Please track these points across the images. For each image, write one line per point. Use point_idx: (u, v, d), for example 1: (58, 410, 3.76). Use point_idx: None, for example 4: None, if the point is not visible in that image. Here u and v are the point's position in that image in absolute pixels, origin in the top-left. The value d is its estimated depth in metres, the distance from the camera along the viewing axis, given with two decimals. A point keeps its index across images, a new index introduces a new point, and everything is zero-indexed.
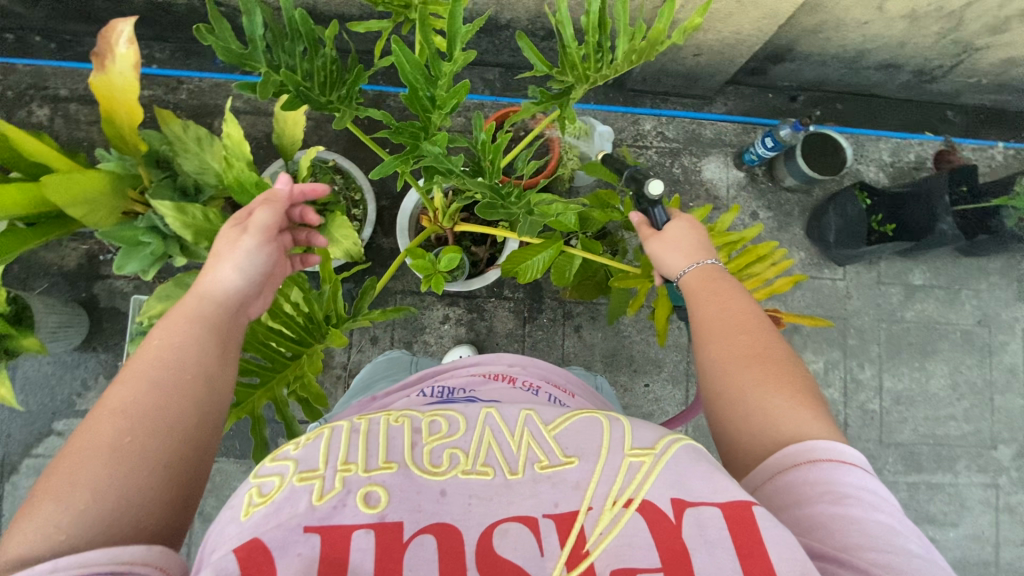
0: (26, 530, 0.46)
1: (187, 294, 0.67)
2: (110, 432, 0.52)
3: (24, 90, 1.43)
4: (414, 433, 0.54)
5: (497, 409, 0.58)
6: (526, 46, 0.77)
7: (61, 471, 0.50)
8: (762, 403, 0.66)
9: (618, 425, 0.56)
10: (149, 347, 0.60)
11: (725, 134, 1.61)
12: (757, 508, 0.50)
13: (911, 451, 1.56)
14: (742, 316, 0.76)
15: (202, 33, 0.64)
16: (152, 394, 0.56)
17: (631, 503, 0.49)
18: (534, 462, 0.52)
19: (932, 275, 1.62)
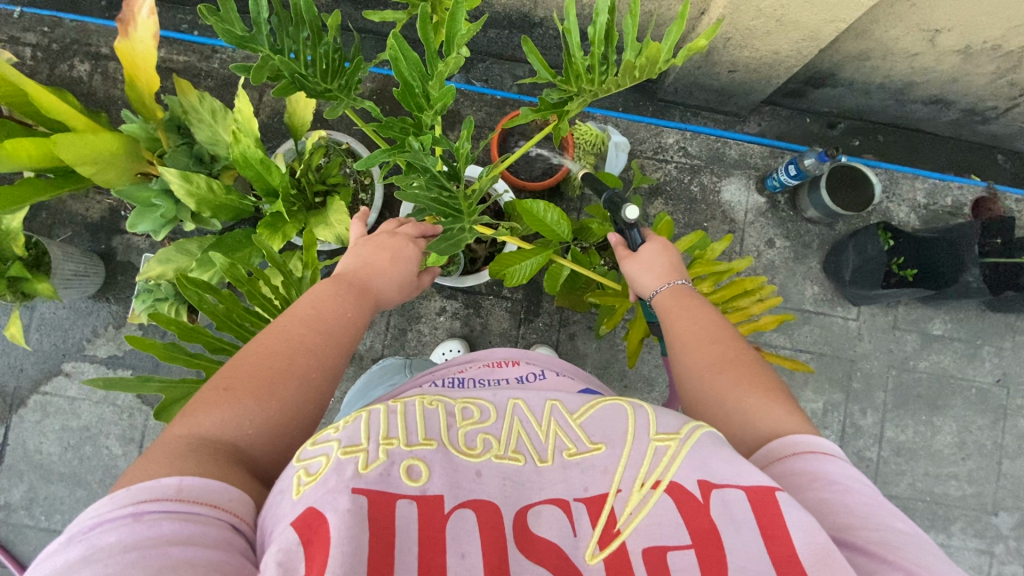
0: (213, 416, 0.56)
1: (363, 275, 0.79)
2: (303, 366, 0.62)
3: (69, 45, 1.50)
4: (449, 416, 0.55)
5: (524, 399, 0.58)
6: (530, 51, 0.78)
7: (253, 376, 0.60)
8: (740, 403, 0.65)
9: (642, 411, 0.56)
10: (326, 301, 0.70)
11: (750, 155, 1.56)
12: (780, 493, 0.49)
13: (904, 506, 1.50)
14: (711, 325, 0.74)
15: (205, 14, 0.66)
16: (330, 343, 0.66)
17: (659, 485, 0.49)
18: (562, 449, 0.53)
19: (953, 326, 1.55)
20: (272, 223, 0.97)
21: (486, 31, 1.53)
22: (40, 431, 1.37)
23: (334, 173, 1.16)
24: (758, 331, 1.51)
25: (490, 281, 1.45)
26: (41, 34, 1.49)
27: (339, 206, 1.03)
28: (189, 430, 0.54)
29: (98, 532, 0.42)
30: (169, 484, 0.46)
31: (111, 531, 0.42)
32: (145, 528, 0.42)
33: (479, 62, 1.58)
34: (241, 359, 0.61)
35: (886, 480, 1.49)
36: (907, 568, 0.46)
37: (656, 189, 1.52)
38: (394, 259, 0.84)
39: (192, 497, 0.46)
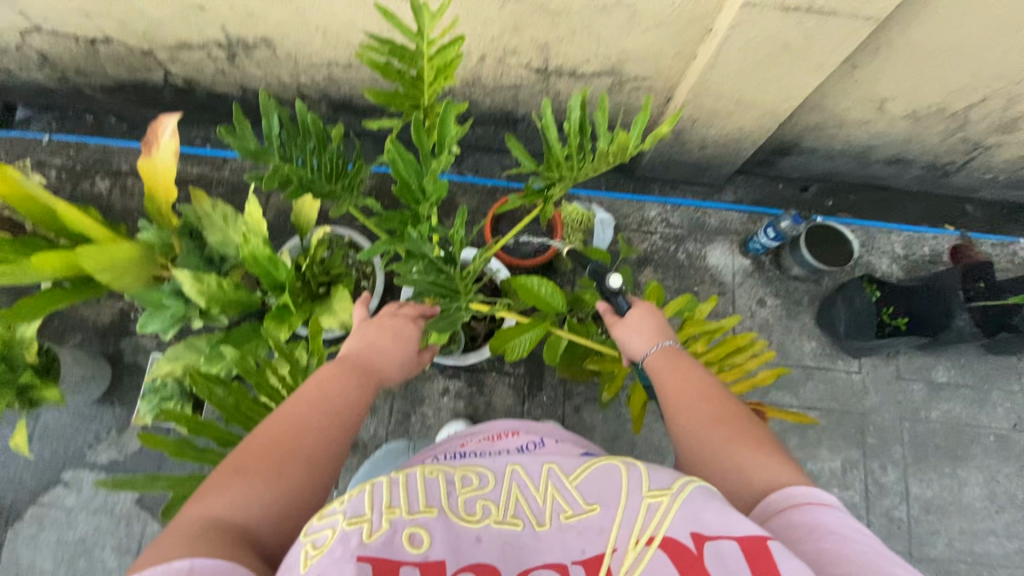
0: (222, 499, 0.56)
1: (367, 355, 0.81)
2: (310, 445, 0.63)
3: (92, 165, 1.63)
4: (449, 484, 0.55)
5: (522, 465, 0.59)
6: (513, 147, 0.87)
7: (262, 458, 0.61)
8: (734, 459, 0.65)
9: (634, 469, 0.56)
10: (332, 381, 0.72)
11: (730, 222, 1.65)
12: (773, 542, 0.49)
13: (944, 568, 1.41)
14: (702, 384, 0.76)
15: (223, 134, 0.75)
16: (337, 422, 0.68)
17: (653, 541, 0.48)
18: (559, 512, 0.53)
19: (957, 372, 1.55)
20: (279, 314, 1.01)
21: (474, 128, 1.67)
22: (33, 547, 1.32)
23: (337, 264, 1.21)
24: (764, 391, 1.50)
25: (491, 358, 1.47)
26: (68, 157, 1.63)
27: (343, 294, 1.08)
28: (198, 515, 0.54)
29: None
30: (181, 566, 0.46)
31: None
32: None
33: (470, 156, 1.72)
34: (250, 442, 0.62)
35: (920, 541, 1.42)
36: None
37: (645, 259, 1.59)
38: (395, 338, 0.87)
39: None
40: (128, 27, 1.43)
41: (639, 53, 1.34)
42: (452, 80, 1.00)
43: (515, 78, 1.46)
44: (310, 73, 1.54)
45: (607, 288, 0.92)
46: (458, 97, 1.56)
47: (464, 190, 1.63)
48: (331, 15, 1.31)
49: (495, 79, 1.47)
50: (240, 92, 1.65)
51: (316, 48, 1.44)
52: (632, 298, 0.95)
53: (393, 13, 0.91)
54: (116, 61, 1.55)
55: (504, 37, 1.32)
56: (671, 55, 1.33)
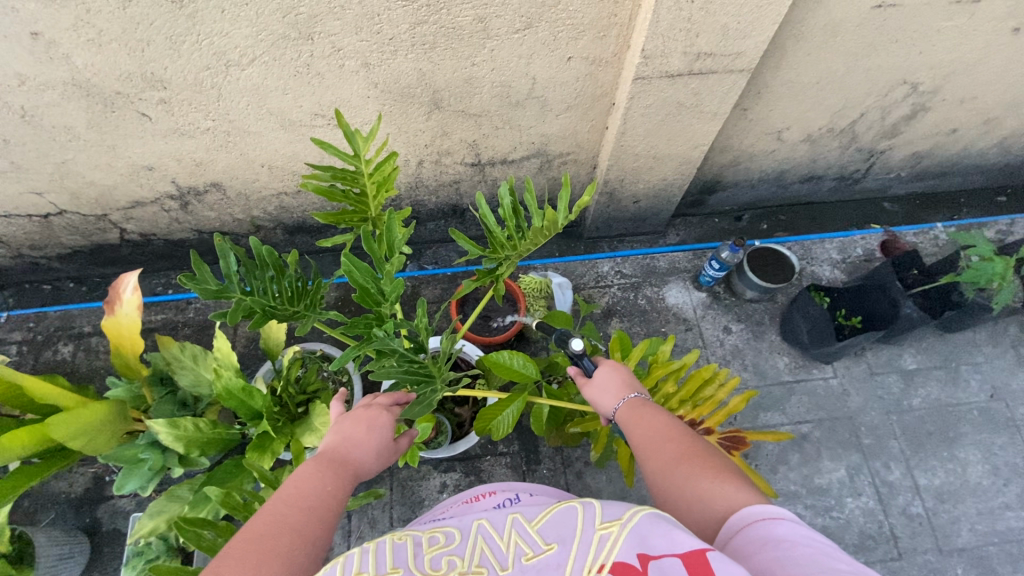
0: None
1: (340, 448, 0.82)
2: (288, 543, 0.63)
3: (53, 332, 1.63)
4: (416, 546, 0.55)
5: (488, 518, 0.59)
6: (459, 239, 0.96)
7: (241, 559, 0.59)
8: (698, 491, 0.66)
9: (591, 505, 0.57)
10: (308, 479, 0.72)
11: (678, 262, 1.75)
12: (712, 553, 0.48)
13: (977, 556, 1.39)
14: (665, 426, 0.79)
15: (184, 281, 0.79)
16: (313, 518, 0.67)
17: (603, 567, 0.49)
18: (521, 555, 0.53)
19: (923, 357, 1.62)
20: (261, 443, 1.01)
21: (425, 224, 1.77)
22: None
23: (312, 381, 1.24)
24: (753, 415, 1.53)
25: (483, 441, 1.46)
26: (27, 330, 1.63)
27: (322, 408, 1.09)
28: None
29: None
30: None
31: None
32: None
33: (426, 251, 1.80)
34: (227, 548, 0.61)
35: (944, 533, 1.41)
36: None
37: (609, 311, 1.66)
38: (369, 428, 0.87)
39: None
40: (79, 198, 1.50)
41: (558, 134, 1.48)
42: (393, 192, 1.09)
43: (454, 174, 1.59)
44: (261, 206, 1.63)
45: (571, 352, 0.96)
46: (404, 201, 1.66)
47: (426, 283, 1.70)
48: (272, 151, 1.42)
49: (435, 179, 1.59)
50: (196, 235, 1.72)
51: (262, 183, 1.54)
52: (598, 358, 0.98)
53: (330, 144, 1.00)
54: (71, 230, 1.61)
55: (435, 142, 1.45)
56: (586, 130, 1.48)
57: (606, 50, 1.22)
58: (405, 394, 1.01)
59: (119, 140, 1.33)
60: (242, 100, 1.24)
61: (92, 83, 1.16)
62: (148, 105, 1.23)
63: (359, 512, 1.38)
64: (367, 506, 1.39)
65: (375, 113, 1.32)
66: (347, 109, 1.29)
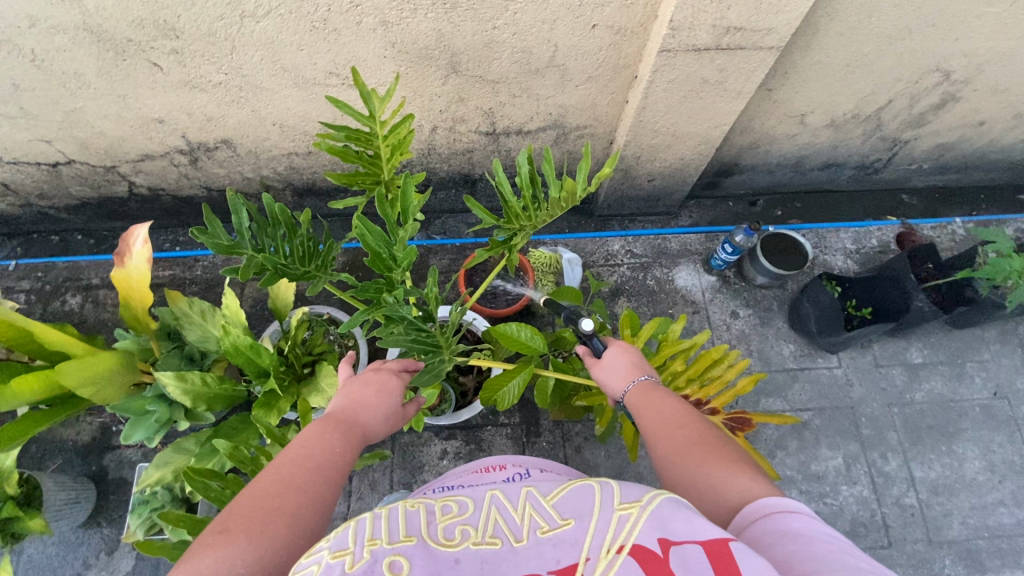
0: (206, 559, 0.56)
1: (349, 410, 0.82)
2: (294, 502, 0.64)
3: (61, 283, 1.64)
4: (429, 514, 0.56)
5: (501, 490, 0.61)
6: (474, 207, 0.94)
7: (247, 518, 0.60)
8: (710, 479, 0.67)
9: (607, 485, 0.57)
10: (315, 439, 0.73)
11: (690, 244, 1.73)
12: (734, 543, 0.49)
13: (966, 549, 1.41)
14: (677, 412, 0.79)
15: (197, 234, 0.78)
16: (319, 477, 0.68)
17: (623, 548, 0.49)
18: (536, 528, 0.54)
19: (930, 352, 1.61)
20: (267, 402, 1.02)
21: (435, 193, 1.75)
22: None
23: (319, 343, 1.25)
24: (754, 400, 1.53)
25: (484, 411, 1.47)
26: (36, 279, 1.64)
27: (329, 370, 1.09)
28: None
29: None
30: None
31: None
32: None
33: (436, 220, 1.78)
34: (235, 504, 0.62)
35: (936, 525, 1.42)
36: None
37: (617, 290, 1.65)
38: (378, 392, 0.87)
39: None
40: (89, 148, 1.49)
41: (576, 105, 1.45)
42: (407, 155, 1.07)
43: (467, 143, 1.56)
44: (271, 165, 1.61)
45: (582, 331, 0.96)
46: (416, 167, 1.64)
47: (435, 252, 1.69)
48: (284, 109, 1.39)
49: (448, 146, 1.57)
50: (205, 192, 1.70)
51: (273, 142, 1.51)
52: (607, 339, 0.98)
53: (345, 102, 0.98)
54: (79, 180, 1.60)
55: (451, 108, 1.42)
56: (605, 103, 1.45)
57: (633, 19, 1.18)
58: (414, 360, 1.01)
59: (130, 90, 1.31)
60: (255, 54, 1.21)
61: (104, 29, 1.13)
62: (160, 54, 1.20)
63: (361, 474, 1.40)
64: (368, 468, 1.41)
65: (391, 74, 1.29)
66: (363, 68, 1.26)
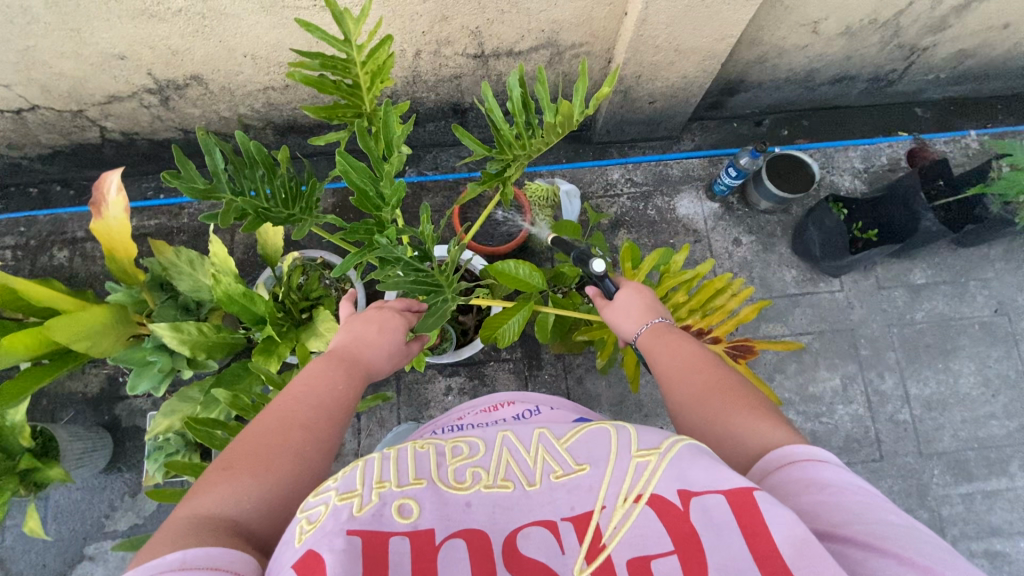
0: (212, 495, 0.56)
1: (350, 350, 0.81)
2: (298, 440, 0.64)
3: (46, 238, 1.59)
4: (439, 456, 0.55)
5: (512, 431, 0.59)
6: (463, 136, 0.87)
7: (251, 456, 0.61)
8: (729, 426, 0.66)
9: (624, 431, 0.56)
10: (318, 378, 0.73)
11: (692, 170, 1.66)
12: (759, 493, 0.48)
13: (956, 459, 1.47)
14: (694, 356, 0.78)
15: (169, 178, 0.73)
16: (323, 416, 0.68)
17: (641, 498, 0.49)
18: (550, 472, 0.53)
19: (933, 272, 1.59)
20: (266, 347, 1.01)
21: (424, 125, 1.66)
22: None
23: (315, 288, 1.22)
24: (755, 326, 1.54)
25: (486, 347, 1.48)
26: (19, 234, 1.59)
27: (326, 315, 1.08)
28: (191, 510, 0.55)
29: None
30: (171, 559, 0.46)
31: None
32: None
33: (426, 155, 1.71)
34: (240, 441, 0.63)
35: (927, 438, 1.47)
36: (899, 554, 0.46)
37: (617, 222, 1.61)
38: (380, 330, 0.86)
39: (194, 565, 0.46)
40: (51, 91, 1.39)
41: (570, 20, 1.33)
42: (390, 83, 0.99)
43: (455, 68, 1.46)
44: (247, 102, 1.52)
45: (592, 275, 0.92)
46: (401, 97, 1.54)
47: (428, 189, 1.63)
48: (254, 38, 1.28)
49: (434, 73, 1.47)
50: (181, 134, 1.62)
51: (247, 76, 1.41)
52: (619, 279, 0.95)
53: (316, 25, 0.89)
54: (47, 127, 1.51)
55: (434, 29, 1.31)
56: (602, 16, 1.33)
57: None
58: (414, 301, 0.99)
59: (83, 24, 1.20)
60: None
61: None
62: None
63: (368, 413, 1.43)
64: (375, 407, 1.44)
65: None
66: None
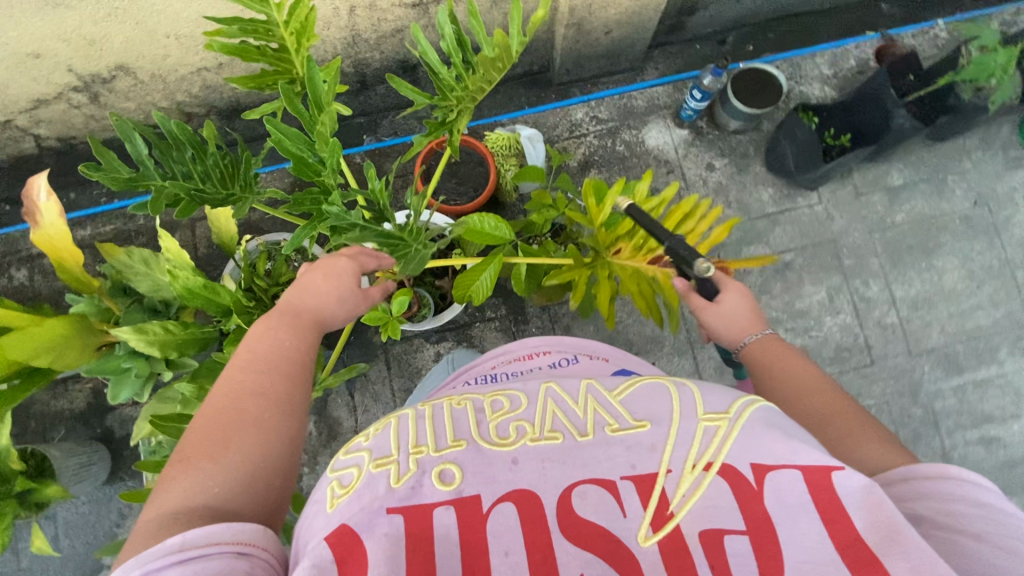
0: (174, 490, 0.55)
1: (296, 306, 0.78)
2: (252, 409, 0.62)
3: (1, 258, 1.53)
4: (478, 413, 0.56)
5: (556, 382, 0.59)
6: (398, 85, 0.81)
7: (205, 439, 0.59)
8: (852, 453, 0.64)
9: (686, 390, 0.56)
10: (260, 340, 0.70)
11: (657, 98, 1.60)
12: (837, 474, 0.49)
13: (945, 354, 1.48)
14: (809, 374, 0.75)
15: (88, 171, 0.69)
16: (272, 377, 0.66)
17: (711, 467, 0.49)
18: (603, 425, 0.54)
19: (910, 171, 1.56)
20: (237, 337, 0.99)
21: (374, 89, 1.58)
22: None
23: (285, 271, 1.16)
24: (737, 250, 1.52)
25: (470, 309, 1.46)
26: None
27: None
28: (156, 511, 0.53)
29: None
30: (172, 541, 0.48)
31: None
32: None
33: (381, 120, 1.63)
34: (192, 428, 0.61)
35: (915, 337, 1.48)
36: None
37: (586, 163, 1.56)
38: (325, 276, 0.83)
39: (192, 545, 0.48)
40: None
41: None
42: (318, 39, 0.92)
43: (395, 21, 1.37)
44: (183, 87, 1.43)
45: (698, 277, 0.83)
46: (344, 61, 1.46)
47: (388, 156, 1.57)
48: (173, 15, 1.20)
49: (373, 29, 1.38)
50: (122, 131, 1.54)
51: (176, 58, 1.33)
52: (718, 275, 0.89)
53: None
54: None
55: None
56: None
57: None
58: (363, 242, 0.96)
59: None
60: None
61: None
62: None
63: (361, 389, 1.42)
64: (367, 382, 1.43)
65: None
66: None
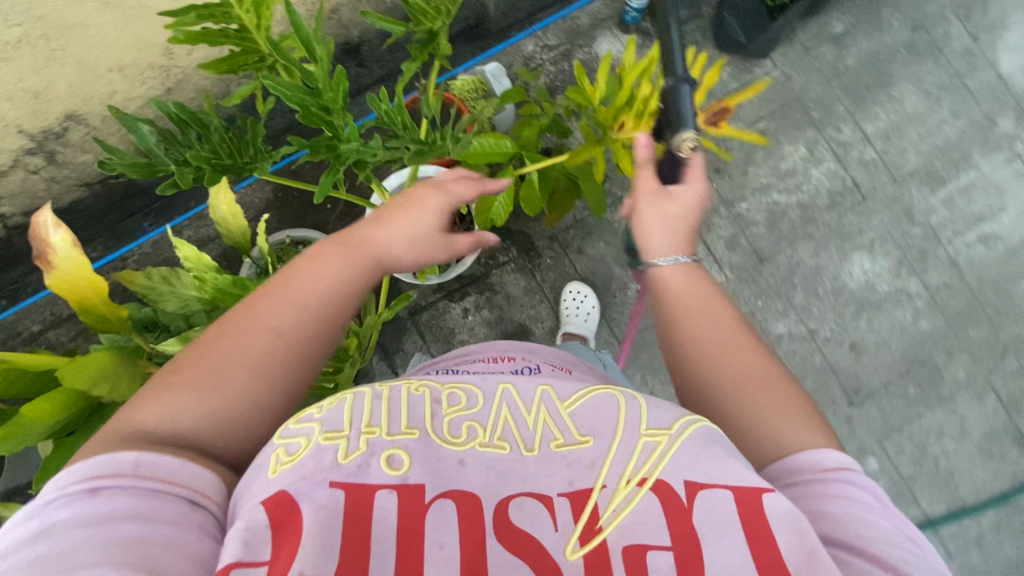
0: (157, 405, 0.55)
1: (354, 241, 0.71)
2: (261, 347, 0.59)
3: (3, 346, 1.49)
4: (434, 404, 0.56)
5: (514, 385, 0.59)
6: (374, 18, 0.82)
7: (200, 363, 0.58)
8: (777, 431, 0.61)
9: (634, 402, 0.57)
10: (310, 274, 0.65)
11: (599, 12, 1.64)
12: (769, 494, 0.49)
13: (927, 172, 1.57)
14: (734, 333, 0.69)
15: None
16: (303, 321, 0.62)
17: (644, 482, 0.50)
18: (550, 440, 0.54)
19: (848, 16, 1.64)
20: None
21: None
22: None
23: None
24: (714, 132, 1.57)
25: (482, 258, 1.48)
26: None
27: None
28: (133, 420, 0.53)
29: (51, 508, 0.46)
30: (127, 461, 0.49)
31: (64, 506, 0.45)
32: (100, 503, 0.46)
33: None
34: (201, 341, 0.60)
35: (895, 165, 1.57)
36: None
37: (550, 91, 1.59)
38: (406, 215, 0.75)
39: (149, 473, 0.49)
40: None
41: None
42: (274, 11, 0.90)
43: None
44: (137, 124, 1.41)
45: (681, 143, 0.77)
46: None
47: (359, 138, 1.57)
48: (110, 44, 1.18)
49: None
50: None
51: (123, 93, 1.30)
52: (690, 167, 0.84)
53: None
54: None
55: None
56: None
57: None
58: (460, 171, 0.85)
59: None
60: None
61: None
62: None
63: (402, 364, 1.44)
64: (407, 356, 1.44)
65: None
66: None
